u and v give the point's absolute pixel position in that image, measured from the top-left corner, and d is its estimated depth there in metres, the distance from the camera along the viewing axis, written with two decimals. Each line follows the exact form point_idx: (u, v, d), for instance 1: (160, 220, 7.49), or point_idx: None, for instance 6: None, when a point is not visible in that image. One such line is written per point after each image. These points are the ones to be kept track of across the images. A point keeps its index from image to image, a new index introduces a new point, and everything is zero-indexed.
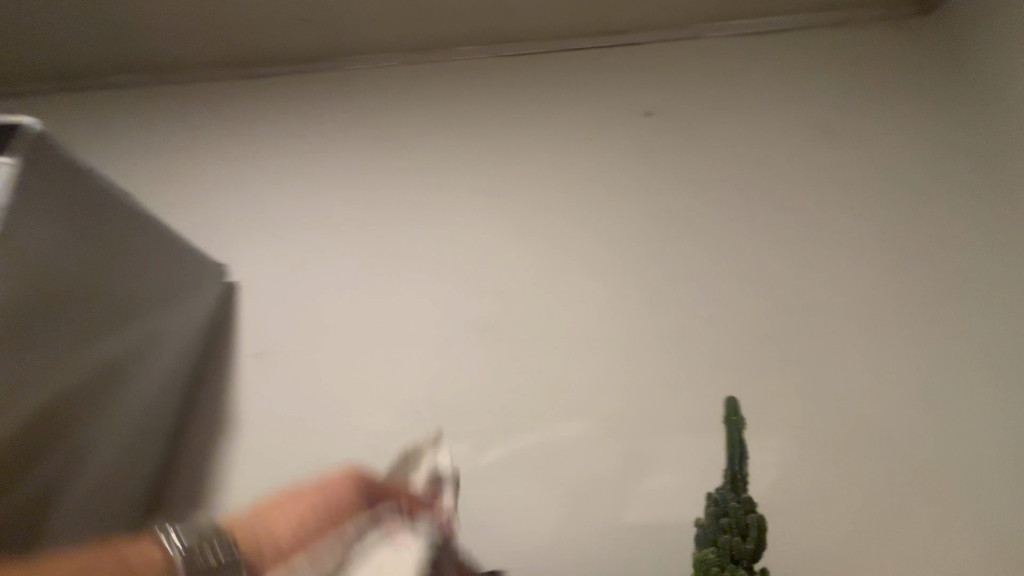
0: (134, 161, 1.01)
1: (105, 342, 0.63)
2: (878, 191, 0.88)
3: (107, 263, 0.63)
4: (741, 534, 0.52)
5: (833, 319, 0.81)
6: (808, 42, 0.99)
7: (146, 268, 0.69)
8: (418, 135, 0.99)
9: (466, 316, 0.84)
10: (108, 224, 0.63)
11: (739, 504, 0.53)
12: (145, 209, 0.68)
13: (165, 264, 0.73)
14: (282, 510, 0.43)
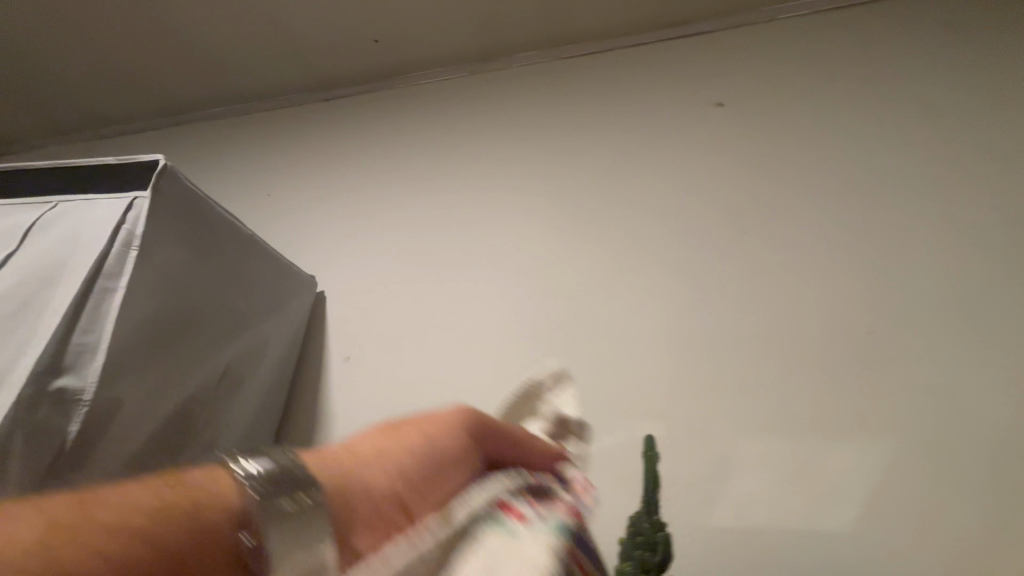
0: (233, 179, 1.14)
1: (223, 351, 0.68)
2: (1008, 155, 0.75)
3: (221, 279, 0.69)
4: (652, 551, 0.38)
5: (972, 308, 0.67)
6: (904, 11, 0.91)
7: (250, 282, 0.75)
8: (482, 138, 1.01)
9: (534, 312, 0.81)
10: (220, 245, 0.69)
11: (648, 524, 0.40)
12: (248, 231, 0.75)
13: (266, 279, 0.79)
14: (376, 459, 0.33)
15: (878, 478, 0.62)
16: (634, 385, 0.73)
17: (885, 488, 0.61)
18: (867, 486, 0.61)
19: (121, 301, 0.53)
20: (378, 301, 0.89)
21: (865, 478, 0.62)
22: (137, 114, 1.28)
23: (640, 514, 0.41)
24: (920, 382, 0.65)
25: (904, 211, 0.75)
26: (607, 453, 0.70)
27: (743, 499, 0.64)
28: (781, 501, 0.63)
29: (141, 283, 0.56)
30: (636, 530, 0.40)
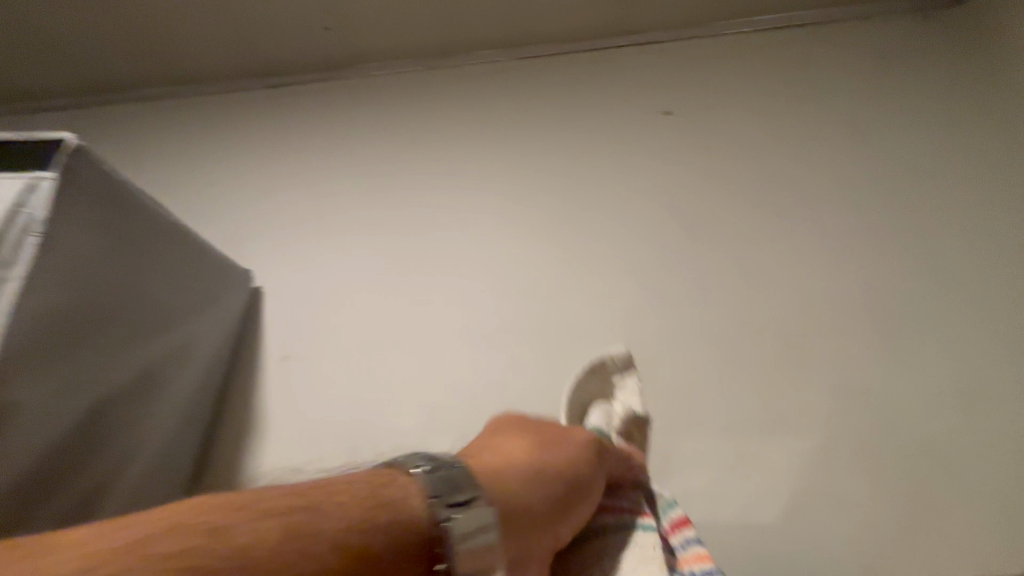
0: (165, 165, 1.06)
1: (143, 346, 0.63)
2: (920, 176, 0.83)
3: (141, 270, 0.64)
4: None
5: (888, 315, 0.73)
6: (836, 35, 0.97)
7: (176, 274, 0.70)
8: (436, 135, 0.99)
9: (484, 311, 0.80)
10: (141, 233, 0.64)
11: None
12: (173, 219, 0.70)
13: (194, 270, 0.74)
14: (526, 473, 0.37)
15: (807, 473, 0.66)
16: None
17: (812, 483, 0.65)
18: (796, 480, 0.66)
19: (19, 290, 0.48)
20: (323, 298, 0.85)
21: (792, 474, 0.66)
22: (53, 86, 1.16)
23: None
24: (839, 383, 0.70)
25: (833, 224, 0.81)
26: None
27: (683, 495, 0.67)
28: (719, 496, 0.66)
29: (44, 271, 0.51)
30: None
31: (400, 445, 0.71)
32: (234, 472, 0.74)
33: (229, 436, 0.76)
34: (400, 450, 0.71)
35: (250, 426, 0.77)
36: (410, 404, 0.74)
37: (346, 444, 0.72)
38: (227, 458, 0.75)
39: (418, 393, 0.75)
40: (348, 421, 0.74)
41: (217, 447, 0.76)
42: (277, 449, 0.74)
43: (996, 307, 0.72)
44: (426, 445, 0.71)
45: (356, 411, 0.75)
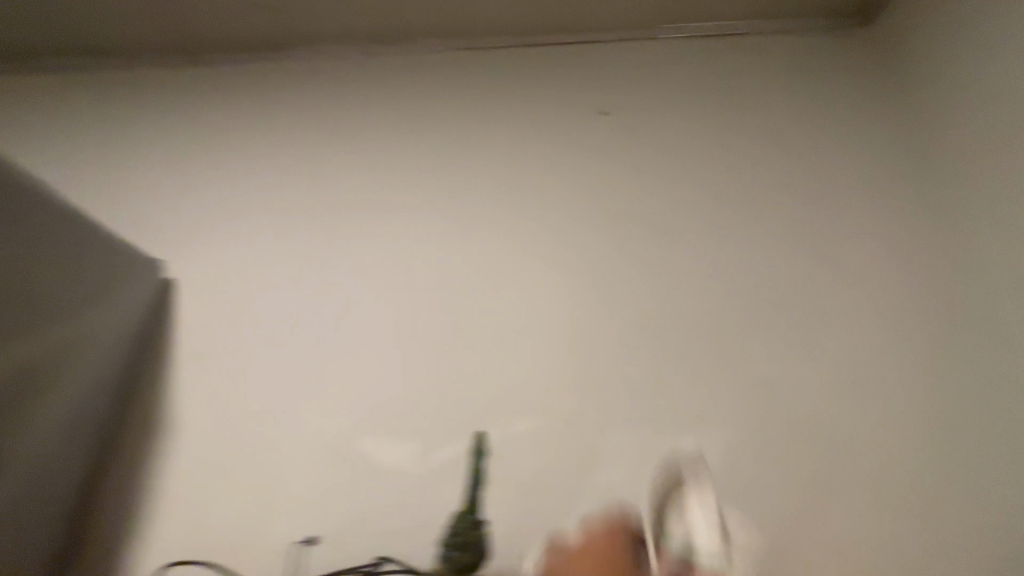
0: (67, 145, 0.97)
1: (22, 346, 0.57)
2: (828, 186, 0.89)
3: (21, 261, 0.58)
4: (465, 553, 0.38)
5: (796, 314, 0.78)
6: (762, 47, 1.02)
7: (68, 265, 0.64)
8: (369, 123, 0.96)
9: (414, 309, 0.79)
10: (23, 219, 0.58)
11: (466, 524, 0.39)
12: (65, 204, 0.64)
13: (95, 262, 0.68)
14: None
15: (719, 464, 0.69)
16: (509, 381, 0.74)
17: (723, 474, 0.69)
18: (710, 471, 0.69)
19: None
20: (243, 291, 0.81)
21: (705, 467, 0.70)
22: None
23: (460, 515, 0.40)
24: (751, 379, 0.74)
25: (752, 228, 0.85)
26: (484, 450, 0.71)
27: (606, 490, 0.68)
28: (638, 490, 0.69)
29: None
30: (454, 533, 0.39)
31: (322, 445, 0.71)
32: (146, 477, 0.70)
33: (136, 440, 0.72)
34: (323, 450, 0.71)
35: (163, 429, 0.73)
36: (335, 406, 0.73)
37: (267, 447, 0.71)
38: (137, 463, 0.71)
39: (342, 394, 0.74)
40: (268, 424, 0.72)
41: (124, 451, 0.72)
42: (191, 453, 0.71)
43: (891, 308, 0.78)
44: (350, 446, 0.71)
45: (278, 413, 0.73)
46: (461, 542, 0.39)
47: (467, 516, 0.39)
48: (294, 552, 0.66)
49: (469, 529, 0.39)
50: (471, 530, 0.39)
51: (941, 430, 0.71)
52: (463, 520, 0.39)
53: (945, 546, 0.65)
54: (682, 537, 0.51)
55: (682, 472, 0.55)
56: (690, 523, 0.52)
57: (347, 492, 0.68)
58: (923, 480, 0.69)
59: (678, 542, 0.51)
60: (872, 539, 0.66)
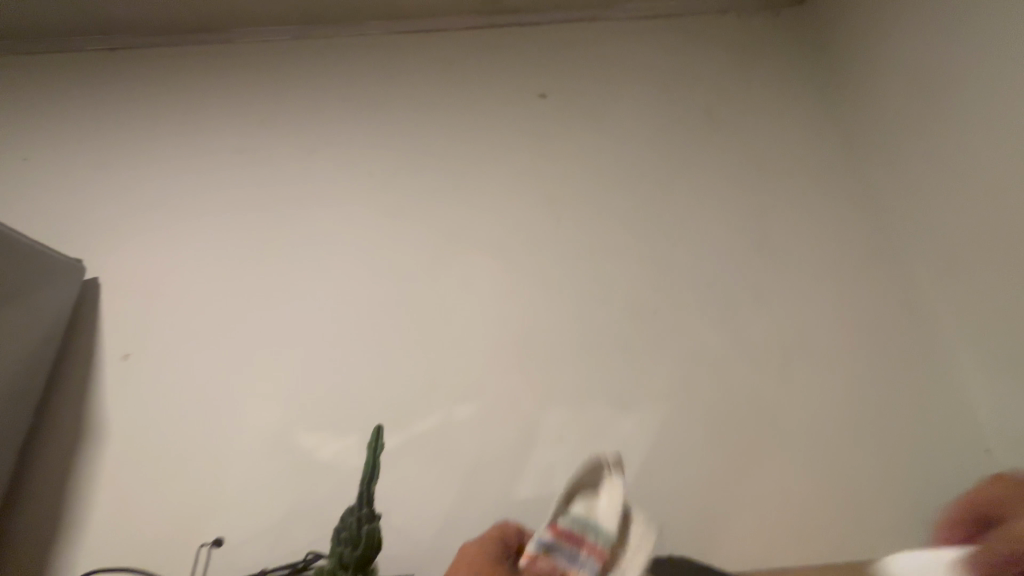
0: None
1: None
2: (761, 166, 0.91)
3: None
4: (354, 546, 0.38)
5: (728, 294, 0.82)
6: (698, 27, 1.04)
7: None
8: (306, 111, 0.94)
9: (353, 304, 0.79)
10: None
11: (355, 519, 0.39)
12: None
13: (10, 267, 0.65)
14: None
15: (649, 442, 0.73)
16: (448, 370, 0.76)
17: (658, 447, 0.72)
18: (646, 448, 0.72)
19: None
20: (174, 290, 0.79)
21: (641, 444, 0.73)
22: None
23: (350, 511, 0.40)
24: (684, 358, 0.78)
25: (687, 209, 0.88)
26: (423, 436, 0.72)
27: (545, 471, 0.71)
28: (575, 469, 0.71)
29: None
30: (343, 528, 0.39)
31: (261, 442, 0.71)
32: (67, 486, 0.68)
33: (62, 450, 0.70)
34: (262, 447, 0.71)
35: (86, 434, 0.71)
36: (273, 403, 0.73)
37: (203, 447, 0.70)
38: (61, 469, 0.69)
39: (277, 388, 0.74)
40: (205, 424, 0.72)
41: (47, 458, 0.70)
42: (122, 458, 0.70)
43: (819, 285, 0.83)
44: (290, 442, 0.71)
45: (215, 412, 0.72)
46: (350, 535, 0.39)
47: (355, 511, 0.40)
48: (207, 553, 0.65)
49: (358, 524, 0.39)
50: (360, 525, 0.39)
51: (864, 397, 0.76)
52: (352, 514, 0.40)
53: (863, 506, 0.70)
54: (580, 513, 0.47)
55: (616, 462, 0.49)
56: (607, 501, 0.47)
57: (280, 486, 0.68)
58: (845, 446, 0.73)
59: (571, 521, 0.46)
60: (797, 503, 0.70)
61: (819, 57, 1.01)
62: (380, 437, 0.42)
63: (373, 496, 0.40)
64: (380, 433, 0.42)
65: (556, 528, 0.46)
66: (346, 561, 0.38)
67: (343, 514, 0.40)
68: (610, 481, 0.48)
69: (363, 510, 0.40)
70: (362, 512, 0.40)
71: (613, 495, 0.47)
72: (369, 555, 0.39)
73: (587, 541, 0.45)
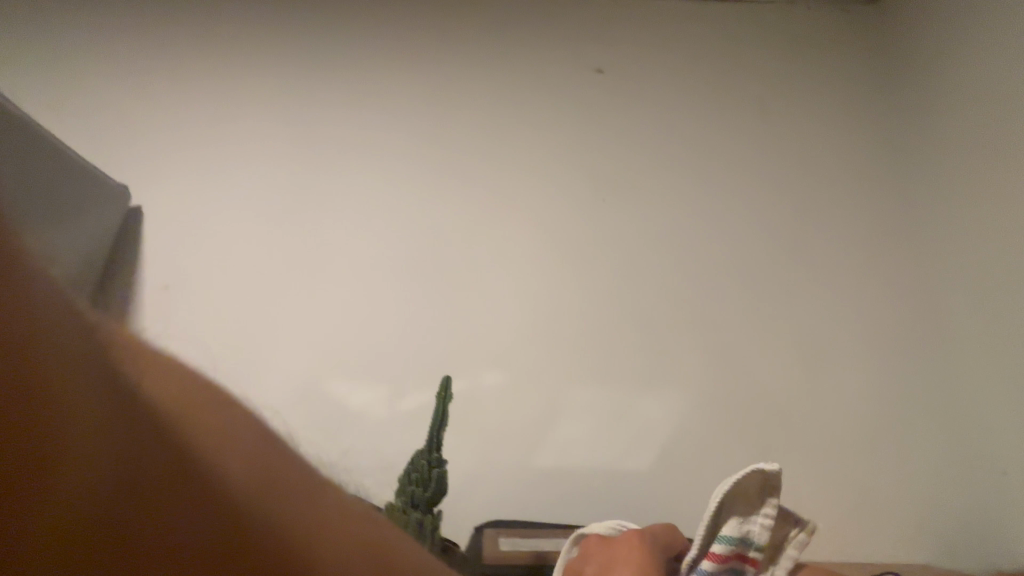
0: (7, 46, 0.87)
1: None
2: (810, 165, 0.90)
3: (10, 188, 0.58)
4: (423, 487, 0.43)
5: (764, 289, 0.82)
6: (760, 16, 1.01)
7: (49, 194, 0.63)
8: (356, 59, 0.92)
9: (394, 258, 0.80)
10: (9, 145, 0.58)
11: (425, 462, 0.44)
12: (38, 125, 0.62)
13: (69, 189, 0.67)
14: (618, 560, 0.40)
15: (672, 427, 0.74)
16: (482, 336, 0.76)
17: (681, 433, 0.73)
18: (669, 432, 0.73)
19: None
20: (217, 226, 0.80)
21: (664, 427, 0.73)
22: None
23: (421, 454, 0.44)
24: (714, 348, 0.78)
25: (731, 201, 0.87)
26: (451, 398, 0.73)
27: (569, 443, 0.72)
28: (599, 445, 0.72)
29: None
30: (415, 468, 0.44)
31: (297, 384, 0.72)
32: None
33: None
34: (296, 389, 0.72)
35: None
36: (310, 348, 0.74)
37: (240, 383, 0.72)
38: None
39: (315, 336, 0.75)
40: (242, 360, 0.73)
41: None
42: None
43: (855, 292, 0.82)
44: (323, 387, 0.72)
45: (252, 350, 0.73)
46: (421, 475, 0.44)
47: (427, 454, 0.44)
48: None
49: (427, 466, 0.44)
50: (430, 468, 0.44)
51: (886, 407, 0.77)
52: (423, 457, 0.44)
53: (874, 511, 0.72)
54: (736, 531, 0.40)
55: (777, 482, 0.41)
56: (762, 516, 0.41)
57: (313, 429, 0.70)
58: (863, 451, 0.74)
59: (726, 541, 0.40)
60: (812, 503, 0.71)
61: (881, 61, 0.98)
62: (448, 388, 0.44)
63: (441, 442, 0.44)
64: (450, 385, 0.45)
65: (711, 552, 0.40)
66: (416, 499, 0.43)
67: (414, 456, 0.44)
68: (762, 493, 0.41)
69: (432, 453, 0.44)
70: (431, 456, 0.44)
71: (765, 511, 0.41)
72: (435, 496, 0.43)
73: (750, 558, 0.40)
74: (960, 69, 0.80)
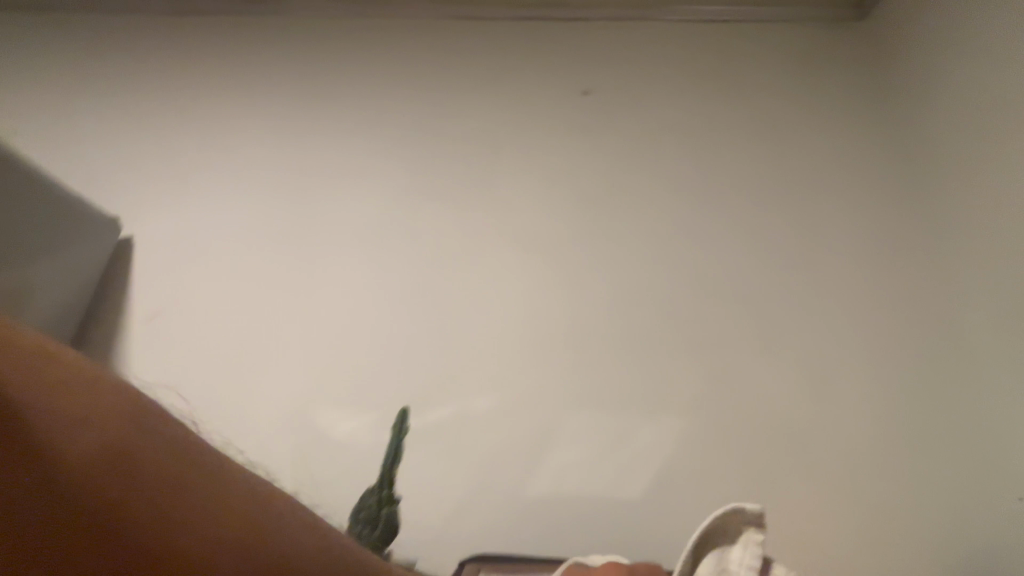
0: (19, 91, 0.92)
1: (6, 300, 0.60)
2: (804, 181, 0.89)
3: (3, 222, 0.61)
4: (372, 527, 0.42)
5: (760, 309, 0.80)
6: (748, 34, 1.01)
7: (44, 226, 0.66)
8: (349, 89, 0.94)
9: (382, 284, 0.79)
10: None
11: (376, 500, 0.43)
12: (29, 162, 0.66)
13: (61, 221, 0.69)
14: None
15: (667, 453, 0.71)
16: (469, 362, 0.75)
17: (675, 460, 0.71)
18: (664, 458, 0.71)
19: None
20: (207, 257, 0.81)
21: (658, 453, 0.71)
22: None
23: (371, 493, 0.44)
24: (709, 371, 0.75)
25: (723, 219, 0.85)
26: (437, 425, 0.72)
27: (559, 471, 0.70)
28: (590, 472, 0.70)
29: None
30: (363, 508, 0.43)
31: (281, 413, 0.71)
32: None
33: None
34: (281, 417, 0.71)
35: None
36: (295, 376, 0.74)
37: (224, 413, 0.71)
38: None
39: (300, 364, 0.74)
40: (228, 389, 0.72)
41: None
42: None
43: (856, 309, 0.80)
44: (307, 416, 0.71)
45: (237, 379, 0.73)
46: (369, 515, 0.43)
47: (376, 493, 0.43)
48: None
49: (376, 506, 0.43)
50: (380, 507, 0.43)
51: (896, 430, 0.73)
52: (372, 495, 0.43)
53: (887, 542, 0.67)
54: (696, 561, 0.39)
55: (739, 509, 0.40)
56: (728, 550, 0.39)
57: (295, 460, 0.69)
58: (872, 477, 0.70)
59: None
60: (818, 533, 0.67)
61: (874, 74, 0.97)
62: (403, 419, 0.45)
63: (393, 479, 0.44)
64: (405, 417, 0.45)
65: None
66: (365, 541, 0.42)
67: (363, 494, 0.43)
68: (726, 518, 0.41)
69: (382, 492, 0.44)
70: (382, 493, 0.43)
71: (750, 551, 0.40)
72: (387, 536, 0.42)
73: None
74: (958, 77, 0.78)
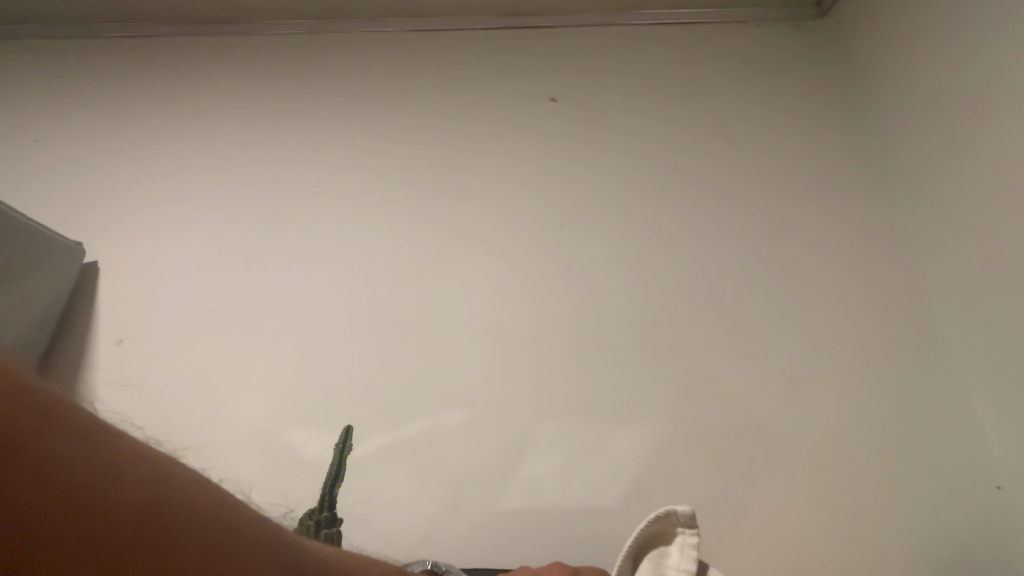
0: None
1: None
2: (773, 179, 0.89)
3: None
4: None
5: (734, 309, 0.80)
6: (715, 36, 1.02)
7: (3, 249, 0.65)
8: (319, 104, 0.95)
9: (352, 299, 0.79)
10: None
11: (313, 523, 0.44)
12: None
13: (21, 242, 0.68)
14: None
15: (644, 458, 0.70)
16: (442, 374, 0.75)
17: (653, 465, 0.70)
18: (641, 463, 0.70)
19: None
20: (177, 280, 0.80)
21: (635, 458, 0.70)
22: None
23: (310, 516, 0.45)
24: (685, 372, 0.75)
25: (694, 219, 0.86)
26: (409, 440, 0.71)
27: (534, 480, 0.69)
28: (565, 481, 0.69)
29: None
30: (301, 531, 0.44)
31: (250, 434, 0.70)
32: None
33: None
34: (250, 438, 0.70)
35: None
36: (266, 396, 0.73)
37: (191, 436, 0.70)
38: None
39: (270, 383, 0.73)
40: (195, 412, 0.71)
41: None
42: None
43: (830, 304, 0.80)
44: (278, 435, 0.70)
45: (205, 402, 0.72)
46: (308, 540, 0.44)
47: (316, 516, 0.44)
48: None
49: (315, 528, 0.44)
50: (318, 529, 0.44)
51: (875, 425, 0.73)
52: (311, 517, 0.45)
53: (868, 539, 0.67)
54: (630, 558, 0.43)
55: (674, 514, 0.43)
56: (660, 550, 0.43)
57: (264, 480, 0.68)
58: (852, 474, 0.70)
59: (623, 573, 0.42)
60: (798, 532, 0.67)
61: (841, 71, 0.98)
62: (345, 438, 0.49)
63: (333, 502, 0.45)
64: (348, 434, 0.50)
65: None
66: None
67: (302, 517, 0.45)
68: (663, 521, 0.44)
69: (324, 513, 0.45)
70: (321, 515, 0.45)
71: (686, 555, 0.43)
72: None
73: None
74: (922, 70, 0.79)
